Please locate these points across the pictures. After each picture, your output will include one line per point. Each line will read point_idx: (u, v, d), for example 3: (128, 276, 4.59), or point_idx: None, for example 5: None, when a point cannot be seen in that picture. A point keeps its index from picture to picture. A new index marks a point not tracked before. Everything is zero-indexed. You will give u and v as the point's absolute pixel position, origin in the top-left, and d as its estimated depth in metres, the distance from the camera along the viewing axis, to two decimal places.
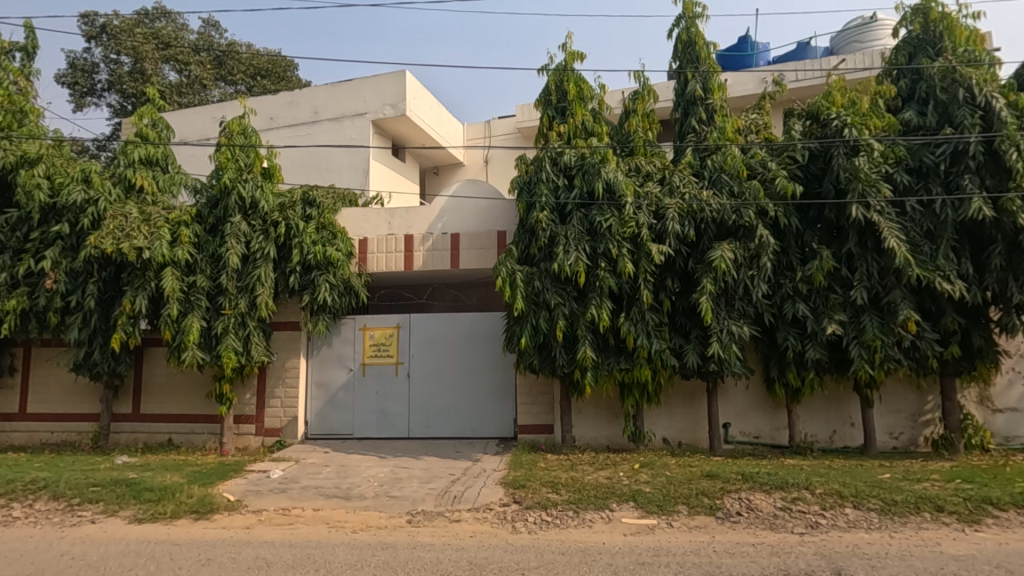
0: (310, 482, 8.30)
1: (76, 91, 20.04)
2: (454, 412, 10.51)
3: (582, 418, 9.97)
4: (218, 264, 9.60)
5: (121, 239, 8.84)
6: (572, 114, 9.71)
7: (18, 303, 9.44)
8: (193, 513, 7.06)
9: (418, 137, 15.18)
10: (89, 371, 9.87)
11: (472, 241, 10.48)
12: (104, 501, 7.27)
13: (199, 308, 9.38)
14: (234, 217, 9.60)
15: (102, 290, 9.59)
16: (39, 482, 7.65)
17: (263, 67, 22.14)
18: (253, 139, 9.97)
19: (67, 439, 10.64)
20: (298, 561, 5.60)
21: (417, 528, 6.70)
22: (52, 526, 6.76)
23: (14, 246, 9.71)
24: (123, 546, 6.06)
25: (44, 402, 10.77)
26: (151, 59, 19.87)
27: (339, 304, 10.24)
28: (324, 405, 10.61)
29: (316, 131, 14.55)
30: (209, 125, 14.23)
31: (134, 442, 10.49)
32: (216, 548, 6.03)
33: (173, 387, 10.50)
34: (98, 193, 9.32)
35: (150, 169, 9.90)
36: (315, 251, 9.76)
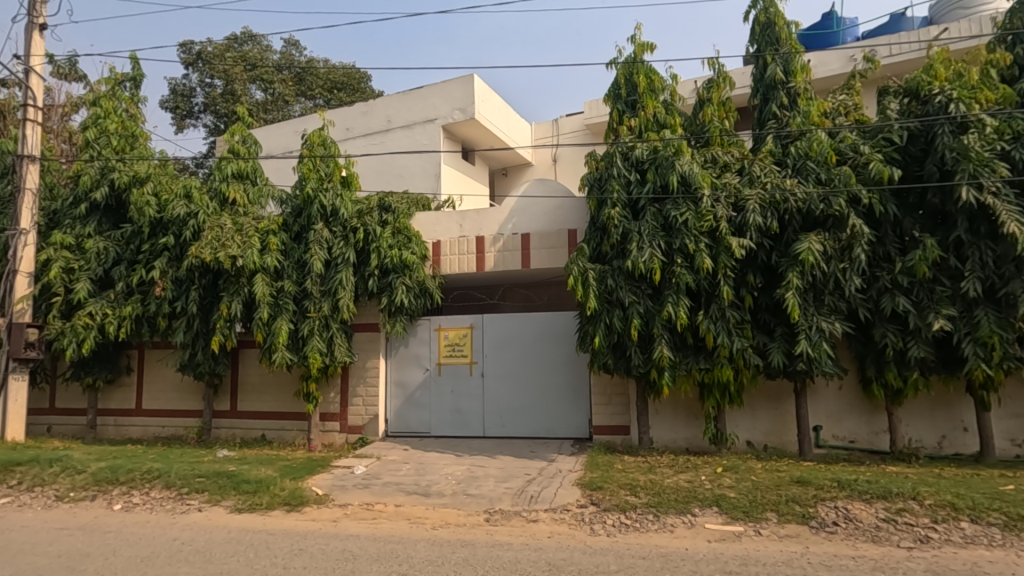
0: (391, 478, 8.58)
1: (177, 114, 21.89)
2: (528, 412, 10.53)
3: (659, 419, 9.68)
4: (303, 270, 10.14)
5: (218, 248, 9.53)
6: (643, 107, 9.46)
7: (133, 309, 10.43)
8: (286, 505, 7.50)
9: (487, 140, 15.37)
10: (193, 371, 10.72)
11: (543, 240, 10.44)
12: (209, 491, 7.89)
13: (287, 311, 9.95)
14: (316, 225, 10.10)
15: (203, 296, 10.36)
16: (153, 471, 8.39)
17: (339, 80, 23.21)
18: (333, 150, 10.44)
19: (176, 433, 11.63)
20: (382, 555, 5.80)
21: (495, 526, 6.75)
22: (165, 513, 7.40)
23: (128, 257, 10.73)
24: (226, 534, 6.53)
25: (156, 399, 11.82)
26: (240, 80, 21.37)
27: (415, 305, 10.53)
28: (402, 404, 10.95)
29: (389, 138, 15.06)
30: (292, 138, 15.09)
31: (232, 437, 11.28)
32: (307, 539, 6.36)
33: (266, 386, 11.21)
34: (198, 207, 10.10)
35: (241, 182, 10.63)
36: (392, 255, 10.09)
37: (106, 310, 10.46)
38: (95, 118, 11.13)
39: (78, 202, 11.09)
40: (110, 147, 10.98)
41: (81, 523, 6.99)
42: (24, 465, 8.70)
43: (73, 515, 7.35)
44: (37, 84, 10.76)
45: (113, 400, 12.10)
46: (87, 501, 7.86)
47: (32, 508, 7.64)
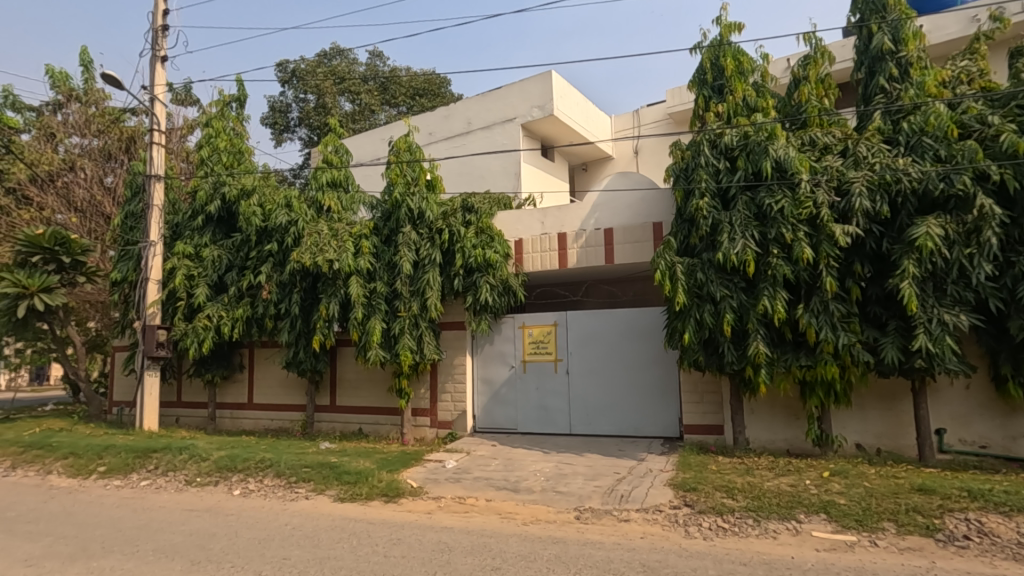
0: (481, 473, 8.76)
1: (276, 129, 23.56)
2: (616, 410, 10.36)
3: (755, 418, 9.19)
4: (394, 271, 10.58)
5: (317, 253, 10.16)
6: (731, 91, 9.00)
7: (244, 311, 11.36)
8: (384, 496, 7.88)
9: (566, 136, 15.29)
10: (297, 368, 11.49)
11: (626, 235, 10.22)
12: (314, 481, 8.45)
13: (380, 311, 10.41)
14: (404, 227, 10.50)
15: (304, 298, 11.08)
16: (266, 460, 9.11)
17: (421, 86, 23.98)
18: (418, 155, 10.80)
19: (283, 426, 12.54)
20: (475, 548, 5.94)
21: (586, 525, 6.69)
22: (278, 499, 8.01)
23: (239, 264, 11.68)
24: (331, 521, 6.96)
25: (266, 394, 12.80)
26: (330, 94, 22.64)
27: (499, 304, 10.68)
28: (489, 400, 11.14)
29: (470, 140, 15.35)
30: (379, 145, 15.78)
31: (332, 430, 11.99)
32: (404, 529, 6.64)
33: (362, 382, 11.82)
34: (298, 215, 10.83)
35: (335, 190, 11.26)
36: (476, 254, 10.28)
37: (221, 313, 11.47)
38: (208, 138, 12.23)
39: (196, 215, 12.22)
40: (221, 163, 12.01)
41: (207, 506, 7.72)
42: (159, 451, 9.72)
43: (200, 498, 8.13)
44: (161, 111, 12.00)
45: (229, 394, 13.24)
46: (211, 486, 8.66)
47: (167, 490, 8.54)
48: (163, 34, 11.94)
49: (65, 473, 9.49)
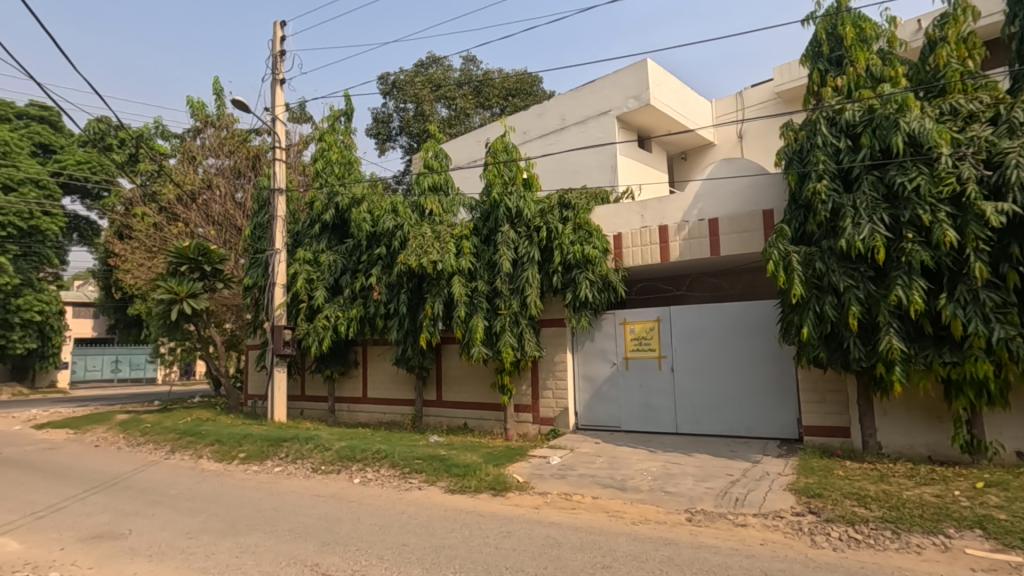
0: (586, 470, 8.71)
1: (380, 139, 24.94)
2: (725, 409, 9.86)
3: (888, 421, 8.30)
4: (494, 270, 10.80)
5: (422, 255, 10.58)
6: (852, 63, 8.24)
7: (357, 311, 12.13)
8: (491, 489, 8.08)
9: (663, 125, 14.79)
10: (405, 365, 12.07)
11: (733, 224, 9.68)
12: (426, 472, 8.85)
13: (481, 309, 10.67)
14: (503, 227, 10.68)
15: (410, 297, 11.62)
16: (381, 452, 9.67)
17: (513, 87, 24.31)
18: (514, 154, 10.94)
19: (395, 419, 13.25)
20: (584, 545, 5.91)
21: (699, 528, 6.42)
22: (394, 488, 8.48)
23: (351, 267, 12.49)
24: (443, 512, 7.25)
25: (378, 388, 13.60)
26: (428, 101, 23.57)
27: (599, 300, 10.56)
28: (591, 398, 11.05)
29: (565, 137, 15.30)
30: (475, 148, 16.20)
31: (439, 424, 12.47)
32: (513, 523, 6.77)
33: (466, 378, 12.20)
34: (403, 219, 11.37)
35: (437, 194, 11.71)
36: (574, 251, 10.23)
37: (337, 313, 12.34)
38: (323, 151, 13.22)
39: (313, 224, 13.26)
40: (334, 174, 12.91)
41: (332, 492, 8.34)
42: (289, 441, 10.65)
43: (326, 484, 8.81)
44: (281, 129, 13.13)
45: (346, 388, 14.20)
46: (335, 473, 9.35)
47: (297, 476, 9.33)
48: (281, 59, 13.05)
49: (213, 458, 10.69)
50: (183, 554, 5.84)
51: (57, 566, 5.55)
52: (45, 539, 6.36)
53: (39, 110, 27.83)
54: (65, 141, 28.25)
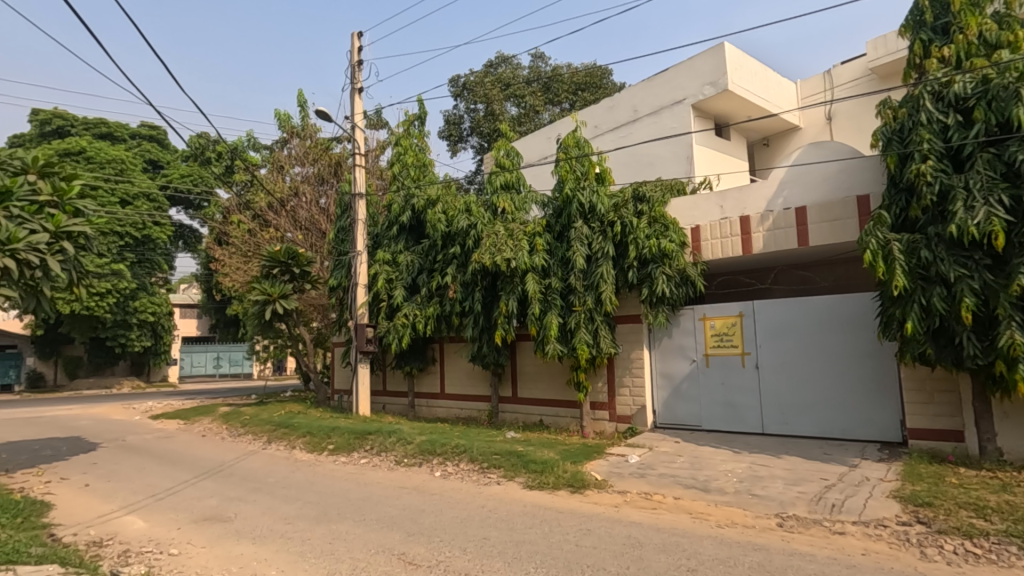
0: (666, 470, 8.48)
1: (452, 140, 25.48)
2: (817, 409, 9.28)
3: (1010, 425, 7.45)
4: (567, 266, 10.75)
5: (496, 253, 10.68)
6: (961, 30, 7.49)
7: (434, 309, 12.47)
8: (569, 486, 8.06)
9: (743, 111, 14.12)
10: (481, 362, 12.27)
11: (823, 212, 9.06)
12: (504, 467, 8.96)
13: (555, 306, 10.65)
14: (576, 223, 10.59)
15: (485, 295, 11.78)
16: (460, 446, 9.89)
17: (582, 81, 24.08)
18: (586, 149, 10.83)
19: (472, 415, 13.51)
20: (667, 546, 5.76)
21: (791, 534, 6.09)
22: (473, 482, 8.66)
23: (428, 267, 12.85)
24: (522, 507, 7.31)
25: (456, 385, 13.92)
26: (498, 100, 23.81)
27: (677, 295, 10.25)
28: (670, 396, 10.75)
29: (637, 129, 14.96)
30: (546, 144, 16.19)
31: (515, 421, 12.59)
32: (593, 521, 6.71)
33: (541, 375, 12.23)
34: (477, 218, 11.54)
35: (509, 192, 11.80)
36: (650, 245, 9.98)
37: (416, 311, 12.74)
38: (399, 155, 13.70)
39: (392, 226, 13.75)
40: (410, 177, 13.31)
41: (415, 484, 8.63)
42: (373, 434, 11.13)
43: (408, 477, 9.13)
44: (360, 136, 13.71)
45: (424, 384, 14.64)
46: (417, 466, 9.67)
47: (381, 468, 9.74)
48: (358, 68, 13.62)
49: (305, 449, 11.37)
50: (282, 538, 6.25)
51: (175, 544, 6.11)
52: (164, 519, 7.02)
53: (148, 130, 30.66)
54: (170, 157, 30.95)
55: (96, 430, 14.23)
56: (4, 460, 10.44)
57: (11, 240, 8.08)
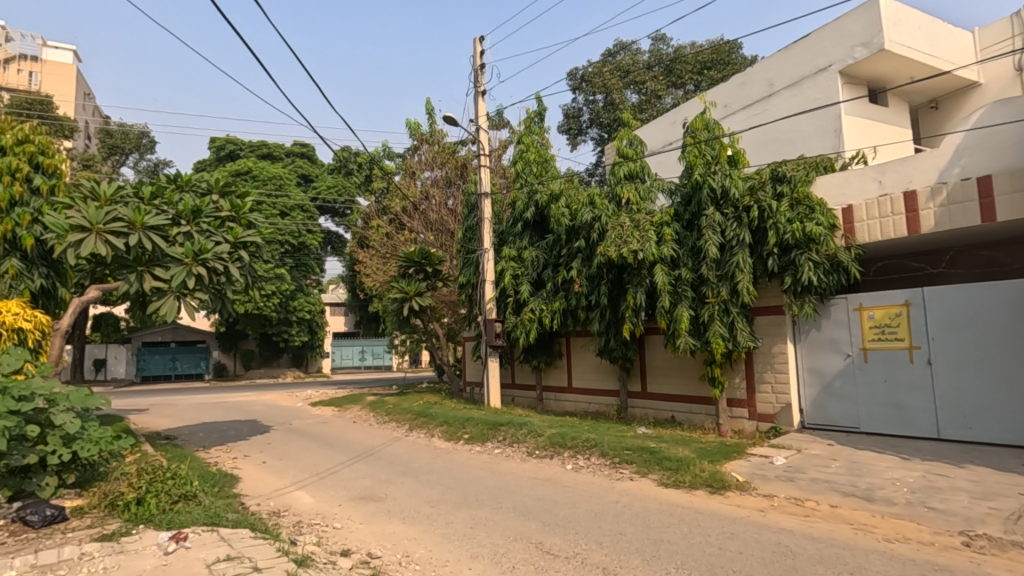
0: (819, 474, 7.74)
1: (571, 134, 25.43)
2: (1010, 412, 7.92)
3: None
4: (699, 256, 10.23)
5: (622, 245, 10.45)
6: None
7: (560, 304, 12.55)
8: (708, 487, 7.68)
9: (903, 72, 12.44)
10: (608, 356, 12.14)
11: (1014, 180, 7.70)
12: (637, 463, 8.79)
13: (686, 298, 10.18)
14: (707, 209, 10.04)
15: (611, 289, 11.59)
16: (591, 440, 9.84)
17: (709, 59, 22.80)
18: (717, 131, 10.25)
19: (600, 410, 13.42)
20: (826, 558, 5.26)
21: (982, 555, 5.26)
22: (605, 477, 8.59)
23: (553, 261, 12.95)
24: (658, 505, 7.10)
25: (583, 379, 13.92)
26: (618, 89, 23.29)
27: (827, 283, 9.31)
28: (820, 394, 9.80)
29: (773, 104, 13.82)
30: (670, 129, 15.55)
31: (646, 416, 12.27)
32: (737, 524, 6.33)
33: (672, 370, 11.79)
34: (601, 211, 11.35)
35: (633, 182, 11.49)
36: (793, 229, 9.18)
37: (542, 306, 12.93)
38: (521, 153, 14.00)
39: (516, 223, 14.04)
40: (533, 173, 13.51)
41: (548, 476, 8.78)
42: (505, 426, 11.49)
43: (541, 468, 9.30)
44: (484, 137, 14.18)
45: (552, 378, 14.82)
46: (548, 459, 9.82)
47: (514, 459, 10.03)
48: (481, 72, 14.07)
49: (443, 437, 12.07)
50: (428, 520, 6.69)
51: (337, 518, 6.79)
52: (327, 495, 7.84)
53: (300, 148, 34.31)
54: (318, 171, 34.38)
55: (268, 414, 16.28)
56: (202, 437, 12.33)
57: (203, 251, 9.49)
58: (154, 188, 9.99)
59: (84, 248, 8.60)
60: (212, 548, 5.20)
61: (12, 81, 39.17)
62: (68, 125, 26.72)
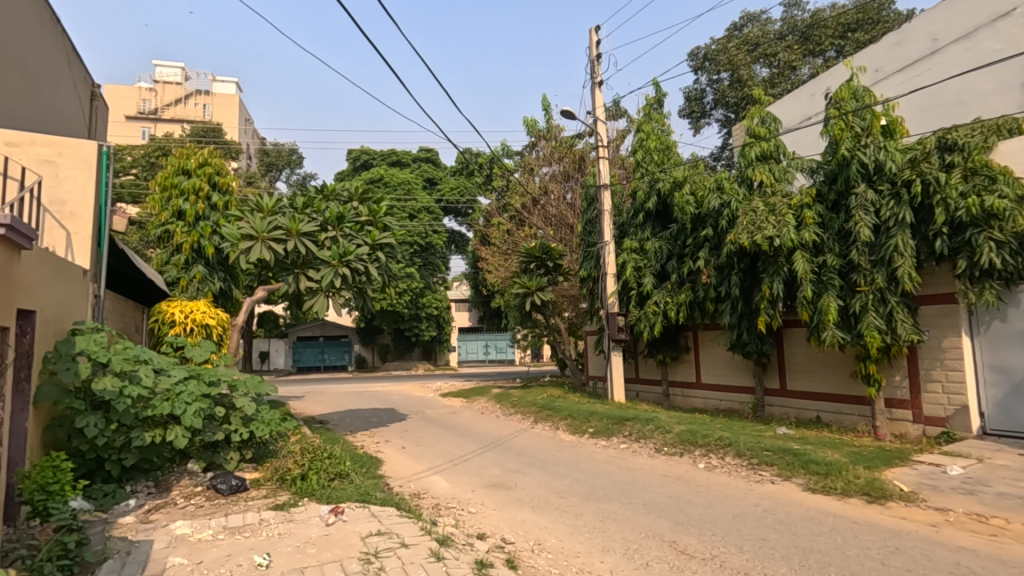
0: (1009, 489, 6.64)
1: (693, 118, 24.26)
2: None
3: None
4: (848, 240, 9.24)
5: (755, 231, 9.75)
6: None
7: (686, 296, 12.03)
8: (865, 495, 6.93)
9: None
10: (742, 350, 11.39)
11: None
12: (778, 466, 8.17)
13: (833, 288, 9.24)
14: (858, 187, 9.03)
15: (743, 279, 10.85)
16: (725, 439, 9.33)
17: (853, 20, 20.45)
18: (866, 99, 9.24)
19: (733, 407, 12.69)
20: None
21: None
22: (742, 478, 8.10)
23: (677, 252, 12.44)
24: (805, 511, 6.55)
25: (712, 374, 13.25)
26: (745, 65, 21.77)
27: (1015, 266, 7.92)
28: (1007, 395, 8.40)
29: (938, 62, 12.05)
30: (809, 102, 14.20)
31: (786, 416, 11.38)
32: (903, 538, 5.64)
33: (815, 366, 10.81)
34: (730, 196, 10.65)
35: (766, 163, 10.68)
36: (968, 204, 7.93)
37: (667, 299, 12.51)
38: (641, 141, 13.64)
39: (637, 213, 13.67)
40: (654, 162, 13.12)
41: (678, 474, 8.47)
42: (631, 421, 11.27)
43: (671, 465, 9.00)
44: (603, 128, 14.00)
45: (678, 373, 14.29)
46: (678, 456, 9.48)
47: (642, 455, 9.82)
48: (597, 62, 13.88)
49: (568, 430, 12.15)
50: (558, 510, 6.78)
51: (471, 503, 7.13)
52: (461, 481, 8.25)
53: (425, 154, 36.41)
54: (441, 174, 36.17)
55: (405, 404, 17.50)
56: (350, 423, 13.58)
57: (347, 254, 10.44)
58: (306, 198, 11.17)
59: (253, 254, 9.91)
60: (365, 523, 5.71)
61: (191, 114, 46.05)
62: (234, 147, 30.90)
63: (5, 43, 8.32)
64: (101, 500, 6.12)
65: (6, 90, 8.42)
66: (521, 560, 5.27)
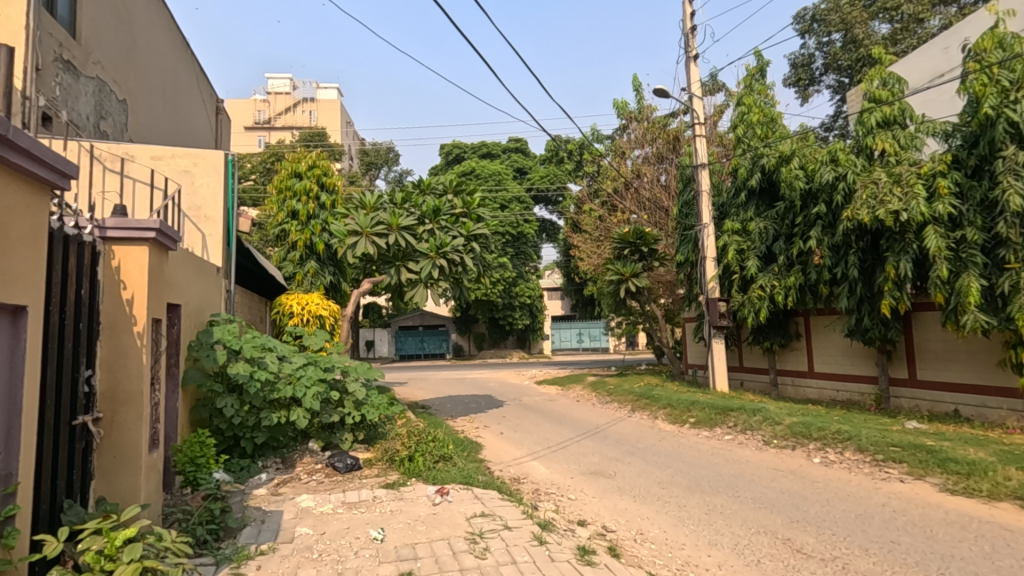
0: None
1: (801, 86, 22.48)
2: None
3: None
4: (993, 211, 8.15)
5: (877, 206, 8.87)
6: None
7: (796, 279, 11.23)
8: (1018, 499, 6.12)
9: None
10: (862, 337, 10.43)
11: None
12: (908, 463, 7.42)
13: (975, 266, 8.19)
14: (1005, 149, 7.93)
15: (863, 259, 9.91)
16: (844, 432, 8.61)
17: None
18: (1015, 48, 8.12)
19: (852, 399, 11.68)
20: None
21: None
22: (866, 475, 7.44)
23: (786, 232, 11.61)
24: (943, 514, 5.90)
25: (828, 363, 12.27)
26: (861, 22, 19.78)
27: None
28: None
29: None
30: (941, 58, 12.59)
31: (916, 409, 10.28)
32: None
33: (952, 354, 9.68)
34: (845, 168, 9.75)
35: (889, 130, 9.64)
36: None
37: (773, 282, 11.74)
38: (742, 115, 12.83)
39: (739, 192, 12.90)
40: (757, 137, 12.29)
41: (791, 468, 7.96)
42: (736, 411, 10.75)
43: (782, 459, 8.48)
44: (698, 105, 13.29)
45: (789, 361, 13.39)
46: (790, 449, 8.89)
47: (749, 447, 9.32)
48: (692, 35, 13.20)
49: (667, 420, 11.81)
50: (661, 501, 6.63)
51: (571, 490, 7.15)
52: (560, 468, 8.30)
53: (514, 144, 36.64)
54: (531, 163, 36.34)
55: (502, 391, 17.88)
56: (451, 408, 14.14)
57: (444, 245, 10.81)
58: (404, 194, 11.62)
59: (359, 249, 10.56)
60: (469, 504, 5.92)
61: (300, 121, 49.70)
62: (337, 149, 33.03)
63: (148, 70, 9.42)
64: (238, 473, 6.82)
65: (150, 111, 9.55)
66: (624, 548, 5.21)
